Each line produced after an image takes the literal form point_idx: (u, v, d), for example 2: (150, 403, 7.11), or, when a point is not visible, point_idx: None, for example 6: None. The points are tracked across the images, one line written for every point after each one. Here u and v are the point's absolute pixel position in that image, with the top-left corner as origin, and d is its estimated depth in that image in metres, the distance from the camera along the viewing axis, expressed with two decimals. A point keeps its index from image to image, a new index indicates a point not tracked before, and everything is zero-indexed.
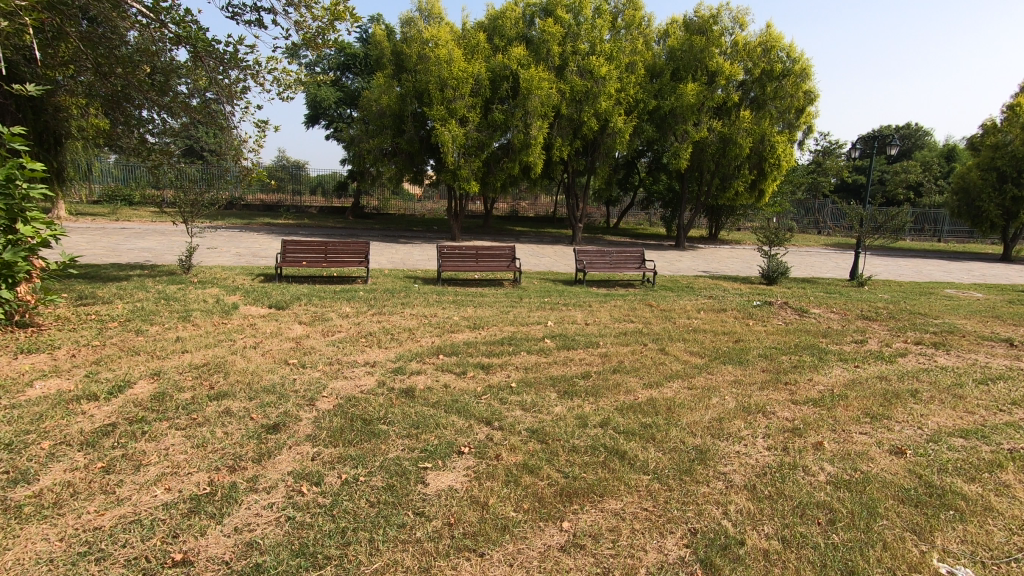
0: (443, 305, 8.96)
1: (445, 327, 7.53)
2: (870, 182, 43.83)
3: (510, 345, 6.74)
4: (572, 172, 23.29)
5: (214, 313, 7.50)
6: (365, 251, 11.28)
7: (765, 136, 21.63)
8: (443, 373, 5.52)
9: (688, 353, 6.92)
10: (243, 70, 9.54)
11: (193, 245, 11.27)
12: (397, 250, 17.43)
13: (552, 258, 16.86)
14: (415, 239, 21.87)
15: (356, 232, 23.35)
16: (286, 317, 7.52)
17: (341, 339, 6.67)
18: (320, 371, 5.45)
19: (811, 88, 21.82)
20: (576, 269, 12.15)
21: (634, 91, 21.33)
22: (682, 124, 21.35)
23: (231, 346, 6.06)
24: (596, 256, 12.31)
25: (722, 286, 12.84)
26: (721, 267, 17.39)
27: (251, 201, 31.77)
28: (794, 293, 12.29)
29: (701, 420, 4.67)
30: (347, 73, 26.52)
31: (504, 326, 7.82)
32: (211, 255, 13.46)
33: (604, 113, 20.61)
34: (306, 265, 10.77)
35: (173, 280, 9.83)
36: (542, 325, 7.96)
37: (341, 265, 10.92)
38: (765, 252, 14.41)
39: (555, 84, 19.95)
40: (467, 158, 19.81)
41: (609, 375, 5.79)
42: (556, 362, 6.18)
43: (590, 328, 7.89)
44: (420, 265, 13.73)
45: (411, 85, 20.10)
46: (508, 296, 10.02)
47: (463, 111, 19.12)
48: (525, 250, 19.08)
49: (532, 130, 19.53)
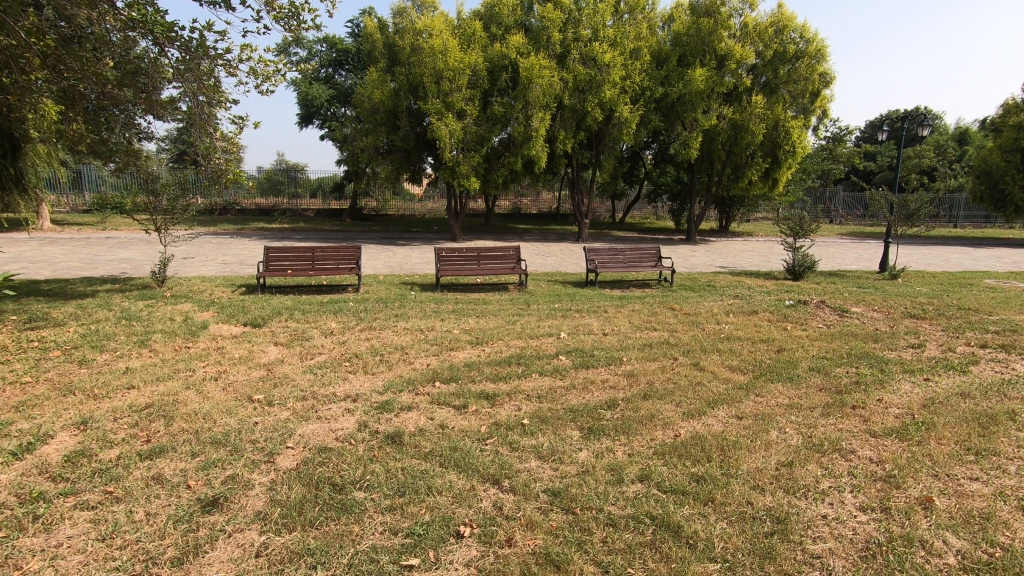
0: (442, 317, 7.99)
1: (444, 344, 6.55)
2: (882, 168, 42.64)
3: (519, 365, 5.76)
4: (576, 166, 22.24)
5: (177, 335, 6.53)
6: (356, 257, 10.31)
7: (779, 121, 20.51)
8: (439, 408, 4.55)
9: (726, 369, 5.93)
10: (215, 59, 8.54)
11: (168, 255, 10.33)
12: (395, 253, 16.46)
13: (559, 257, 15.89)
14: (414, 240, 20.92)
15: (353, 234, 22.40)
16: (262, 338, 6.56)
17: (323, 363, 5.70)
18: (290, 409, 4.48)
19: (826, 69, 20.73)
20: (588, 270, 11.14)
21: (640, 79, 20.28)
22: (691, 112, 20.30)
23: (189, 378, 5.10)
24: (608, 255, 11.33)
25: (745, 283, 11.83)
26: (738, 261, 16.35)
27: (246, 205, 30.90)
28: (825, 290, 11.28)
29: (766, 466, 3.67)
30: (340, 70, 25.62)
31: (510, 339, 6.83)
32: (193, 266, 12.53)
33: (608, 102, 19.59)
34: (291, 275, 9.81)
35: (144, 295, 8.91)
36: (554, 338, 6.98)
37: (329, 273, 9.96)
38: (788, 245, 13.37)
39: (556, 73, 18.92)
40: (465, 153, 18.82)
41: (640, 404, 4.80)
42: (574, 387, 5.20)
43: (609, 341, 6.89)
44: (418, 269, 12.76)
45: (405, 78, 19.11)
46: (513, 303, 9.04)
47: (461, 104, 18.15)
48: (529, 248, 18.09)
49: (533, 122, 18.54)
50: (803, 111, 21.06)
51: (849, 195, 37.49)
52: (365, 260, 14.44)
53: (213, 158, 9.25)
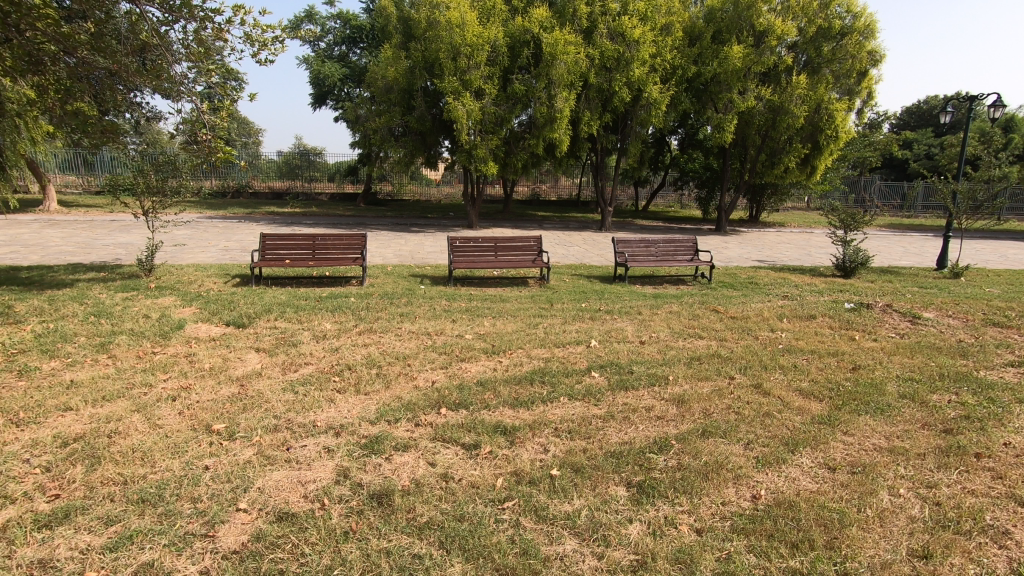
0: (453, 317, 7.01)
1: (454, 353, 5.57)
2: (919, 157, 40.52)
3: (542, 385, 4.74)
4: (601, 151, 21.00)
5: (147, 338, 5.62)
6: (361, 246, 9.36)
7: (822, 103, 18.94)
8: (442, 448, 3.56)
9: (796, 394, 4.84)
10: (203, 21, 7.58)
11: (157, 241, 9.45)
12: (408, 240, 15.52)
13: (583, 247, 14.81)
14: (428, 227, 19.95)
15: (365, 220, 21.49)
16: (243, 342, 5.63)
17: (308, 378, 4.73)
18: (255, 447, 3.51)
19: (874, 47, 19.16)
20: (617, 263, 10.07)
21: (671, 56, 18.89)
22: (727, 93, 18.94)
23: (140, 398, 4.16)
24: (639, 248, 10.24)
25: (791, 280, 10.65)
26: (776, 255, 15.12)
27: (259, 188, 30.23)
28: (882, 289, 10.07)
29: (894, 559, 2.65)
30: (354, 48, 24.54)
31: (532, 348, 5.83)
32: (191, 254, 11.70)
33: (637, 82, 18.29)
34: (289, 265, 8.90)
35: (126, 286, 8.07)
36: (584, 347, 5.95)
37: (332, 264, 9.03)
38: (838, 238, 12.10)
39: (582, 49, 17.68)
40: (483, 135, 17.72)
41: (701, 445, 3.76)
42: (612, 418, 4.18)
43: (648, 352, 5.85)
44: (431, 260, 11.80)
45: (420, 54, 17.96)
46: (535, 301, 8.02)
47: (479, 82, 17.00)
48: (550, 238, 17.02)
49: (557, 102, 17.35)
50: (848, 93, 19.48)
51: (886, 184, 35.60)
52: (374, 248, 13.53)
53: (199, 134, 8.43)
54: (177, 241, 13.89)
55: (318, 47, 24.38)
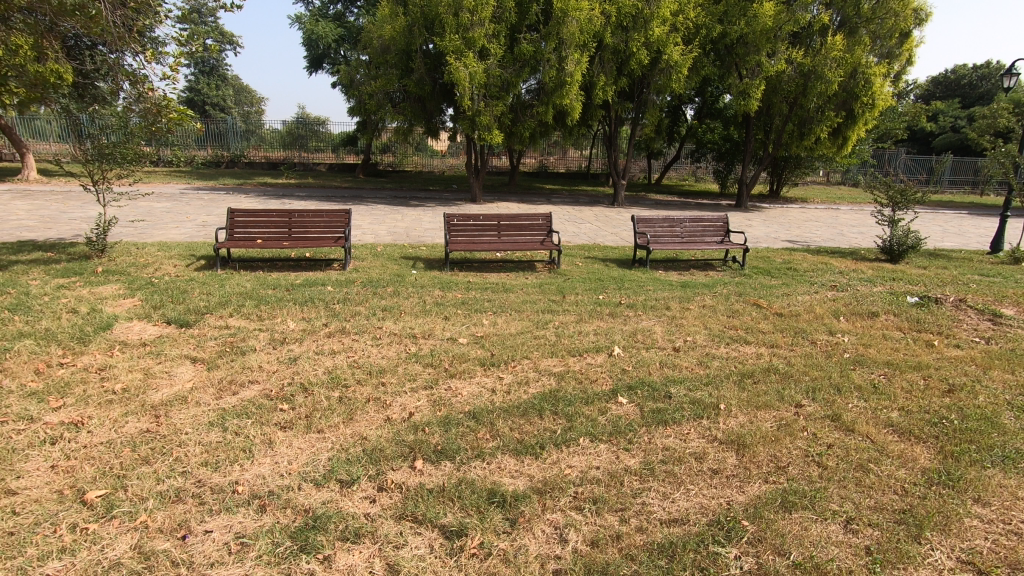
0: (446, 312, 5.86)
1: (442, 366, 4.43)
2: (947, 129, 38.53)
3: (555, 417, 3.60)
4: (614, 120, 19.50)
5: (59, 342, 4.50)
6: (345, 225, 8.17)
7: (858, 67, 17.23)
8: (410, 538, 2.45)
9: (890, 433, 3.67)
10: None
11: (112, 217, 8.29)
12: (404, 215, 14.30)
13: (595, 225, 13.58)
14: (428, 201, 18.70)
15: (363, 192, 20.24)
16: (177, 349, 4.49)
17: (245, 405, 3.60)
18: (138, 534, 2.41)
19: (919, 5, 17.47)
20: (636, 245, 8.85)
21: (694, 15, 17.23)
22: (754, 55, 17.37)
23: (7, 442, 3.06)
24: (663, 228, 8.99)
25: (834, 266, 9.39)
26: (807, 235, 13.82)
27: (255, 158, 28.97)
28: (940, 277, 8.82)
29: None
30: (351, 7, 22.90)
31: (540, 359, 4.68)
32: (163, 231, 10.57)
33: (657, 43, 16.71)
34: (261, 246, 7.75)
35: (69, 270, 6.97)
36: (605, 357, 4.78)
37: (309, 244, 7.89)
38: (884, 217, 10.77)
39: (596, 5, 16.10)
40: (487, 101, 16.27)
41: (786, 530, 2.63)
42: (652, 475, 3.03)
43: (685, 363, 4.70)
44: (427, 239, 10.60)
45: (419, 10, 16.42)
46: (544, 291, 6.86)
47: (483, 41, 15.46)
48: (560, 214, 15.74)
49: (567, 65, 15.85)
50: (886, 57, 17.80)
51: (912, 158, 33.80)
52: (367, 225, 12.36)
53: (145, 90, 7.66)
54: (153, 216, 12.76)
55: (312, 6, 22.80)
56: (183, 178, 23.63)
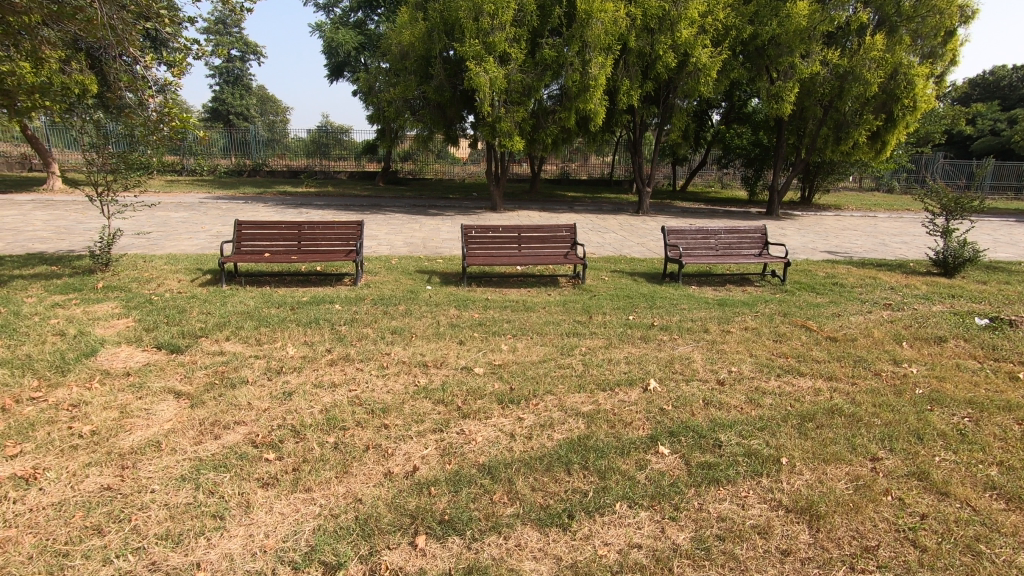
0: (462, 336, 5.34)
1: (455, 404, 3.90)
2: (986, 133, 36.95)
3: (586, 475, 3.04)
4: (639, 125, 18.88)
5: (35, 371, 4.10)
6: (357, 237, 7.73)
7: (898, 68, 16.32)
8: None
9: (994, 499, 3.02)
10: None
11: (118, 230, 7.98)
12: (422, 225, 13.91)
13: (621, 235, 12.98)
14: (448, 209, 18.30)
15: (381, 201, 19.95)
16: (161, 380, 4.04)
17: (225, 455, 3.11)
18: None
19: (965, 2, 16.54)
20: (667, 258, 8.26)
21: (724, 15, 16.56)
22: (787, 57, 16.63)
23: None
24: (696, 240, 8.37)
25: (884, 281, 8.63)
26: (847, 245, 13.00)
27: (277, 166, 29.03)
28: (1005, 294, 8.01)
29: None
30: (372, 14, 22.74)
31: (566, 395, 4.12)
32: (175, 243, 10.31)
33: (684, 46, 16.09)
34: (269, 260, 7.36)
35: (69, 286, 6.65)
36: (641, 393, 4.20)
37: (319, 257, 7.46)
38: (936, 227, 9.95)
39: (622, 6, 15.53)
40: (508, 107, 15.81)
41: None
42: (708, 559, 2.47)
43: (733, 401, 4.10)
44: (445, 250, 10.15)
45: (439, 15, 16.07)
46: (570, 310, 6.31)
47: (504, 45, 15.02)
48: (583, 223, 15.18)
49: (591, 69, 15.32)
50: (928, 56, 16.89)
51: (950, 163, 32.39)
52: (383, 235, 11.97)
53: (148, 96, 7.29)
54: (170, 227, 12.60)
55: (333, 14, 22.73)
56: (204, 187, 23.72)
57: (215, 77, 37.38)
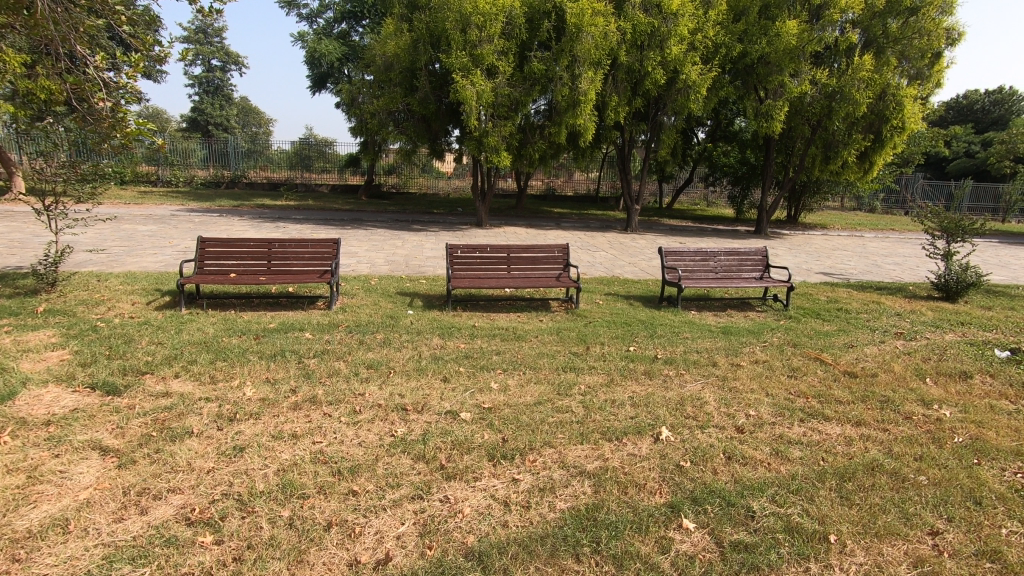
0: (446, 371, 4.78)
1: (438, 460, 3.33)
2: (963, 155, 37.66)
3: (598, 564, 2.49)
4: (628, 142, 18.61)
5: None
6: (333, 256, 7.12)
7: (887, 89, 16.27)
8: None
9: None
10: None
11: (67, 246, 7.25)
12: (405, 242, 13.34)
13: (611, 254, 12.55)
14: (432, 225, 17.78)
15: (363, 215, 19.37)
16: (86, 433, 3.40)
17: (149, 539, 2.51)
18: None
19: (951, 25, 16.62)
20: (664, 281, 7.80)
21: (714, 33, 16.42)
22: (777, 75, 16.52)
23: None
24: (695, 262, 7.93)
25: (888, 306, 8.27)
26: (841, 266, 12.73)
27: (256, 179, 28.29)
28: (1014, 321, 7.68)
29: None
30: (357, 25, 22.27)
31: (567, 447, 3.57)
32: (136, 260, 9.59)
33: (674, 62, 15.89)
34: (234, 279, 6.72)
35: (5, 310, 5.95)
36: (651, 444, 3.66)
37: (291, 278, 6.84)
38: (936, 249, 9.67)
39: (611, 21, 15.27)
40: (495, 120, 15.40)
41: None
42: None
43: (758, 454, 3.58)
44: (428, 270, 9.59)
45: (424, 26, 15.64)
46: (565, 339, 5.79)
47: (492, 58, 14.63)
48: (572, 241, 14.75)
49: (581, 84, 14.98)
50: (915, 77, 16.90)
51: (930, 184, 32.80)
52: (364, 252, 11.38)
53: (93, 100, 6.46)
54: (135, 241, 11.85)
55: (317, 24, 22.24)
56: (179, 199, 22.89)
57: (194, 86, 36.59)
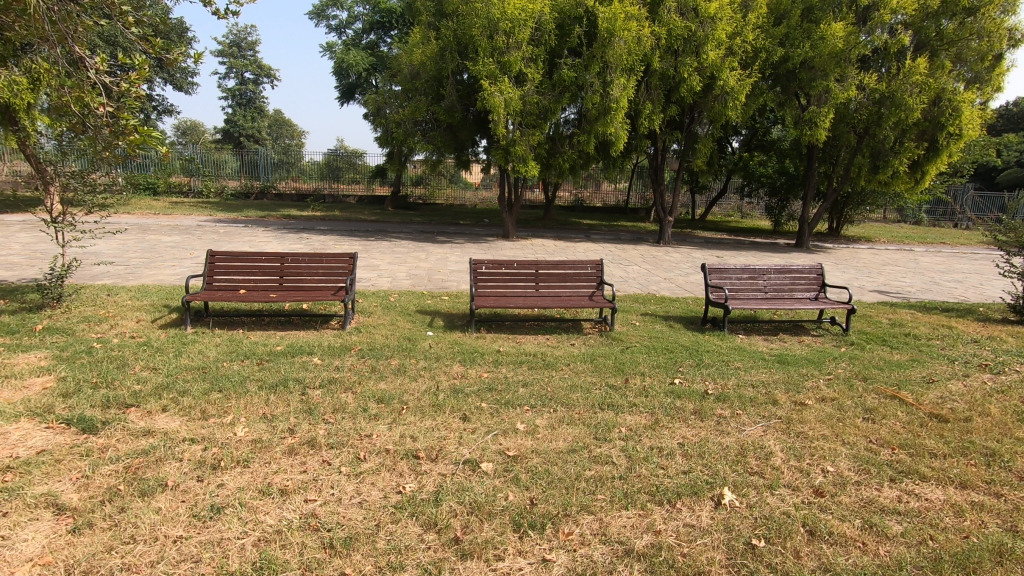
0: (467, 407, 4.20)
1: (452, 532, 2.74)
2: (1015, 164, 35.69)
3: None
4: (660, 151, 17.92)
5: None
6: (349, 271, 6.65)
7: (941, 94, 15.23)
8: None
9: None
10: None
11: (75, 259, 6.93)
12: (429, 254, 12.91)
13: (645, 270, 11.84)
14: (457, 237, 17.35)
15: (388, 226, 19.08)
16: (45, 484, 2.91)
17: None
18: None
19: (1013, 25, 15.51)
20: (709, 301, 7.10)
21: (753, 37, 15.64)
22: (822, 80, 15.63)
23: None
24: (742, 280, 7.21)
25: (962, 331, 7.39)
26: (896, 284, 11.76)
27: (285, 189, 28.44)
28: None
29: None
30: (386, 36, 22.17)
31: (610, 514, 2.94)
32: (153, 273, 9.32)
33: (711, 68, 15.18)
34: (245, 295, 6.31)
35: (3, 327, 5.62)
36: (712, 513, 2.99)
37: (303, 294, 6.38)
38: (1011, 267, 8.71)
39: (646, 24, 14.63)
40: (523, 129, 14.92)
41: None
42: None
43: (849, 530, 2.89)
44: (452, 285, 9.08)
45: (452, 34, 15.26)
46: (600, 369, 5.16)
47: (520, 65, 14.15)
48: (602, 255, 14.09)
49: (613, 91, 14.36)
50: (972, 81, 15.81)
51: (981, 195, 31.05)
52: (386, 266, 10.95)
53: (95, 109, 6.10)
54: (157, 253, 11.69)
55: (346, 35, 22.23)
56: (208, 209, 23.04)
57: (228, 99, 37.35)
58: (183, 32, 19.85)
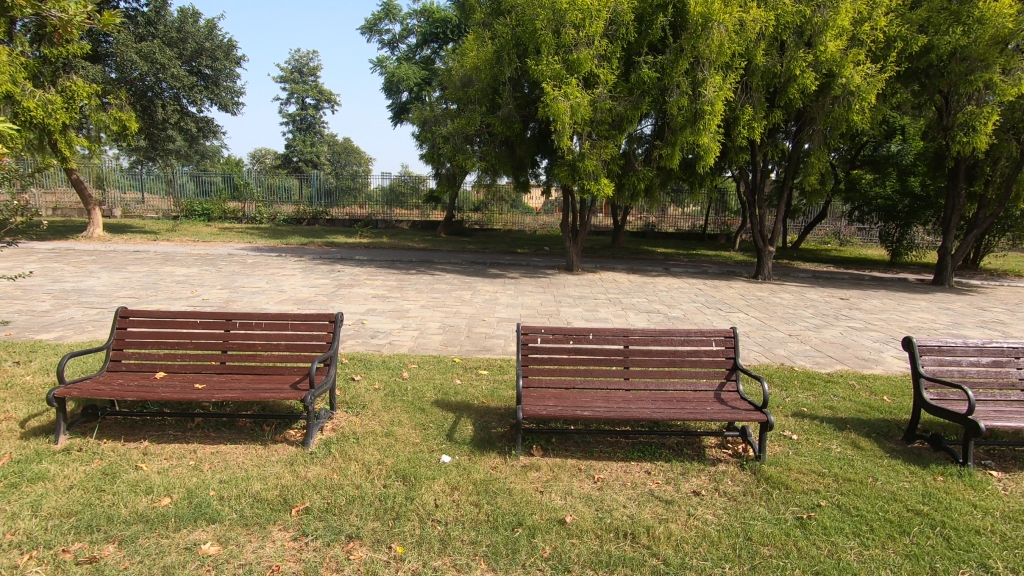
0: None
1: None
2: None
3: None
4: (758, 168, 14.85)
5: None
6: (327, 343, 4.23)
7: None
8: None
9: None
10: None
11: None
12: (474, 294, 10.48)
13: (757, 322, 8.84)
14: (512, 269, 14.89)
15: (435, 256, 16.94)
16: None
17: None
18: None
19: None
20: (922, 406, 4.15)
21: (886, 22, 12.45)
22: (982, 72, 12.15)
23: None
24: (979, 370, 4.23)
25: None
26: None
27: (337, 214, 27.22)
28: None
29: None
30: (439, 49, 20.46)
31: None
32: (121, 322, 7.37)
33: (830, 62, 12.11)
34: (165, 381, 4.04)
35: None
36: None
37: (254, 382, 4.03)
38: None
39: (749, 9, 11.81)
40: (592, 141, 12.36)
41: None
42: None
43: None
44: (496, 348, 6.54)
45: (510, 33, 13.01)
46: None
47: (591, 63, 11.66)
48: (692, 297, 11.16)
49: (706, 91, 11.57)
50: None
51: None
52: (416, 312, 8.57)
53: None
54: (158, 289, 9.94)
55: (399, 49, 20.71)
56: (255, 235, 21.98)
57: (289, 124, 37.45)
58: (230, 50, 18.88)
